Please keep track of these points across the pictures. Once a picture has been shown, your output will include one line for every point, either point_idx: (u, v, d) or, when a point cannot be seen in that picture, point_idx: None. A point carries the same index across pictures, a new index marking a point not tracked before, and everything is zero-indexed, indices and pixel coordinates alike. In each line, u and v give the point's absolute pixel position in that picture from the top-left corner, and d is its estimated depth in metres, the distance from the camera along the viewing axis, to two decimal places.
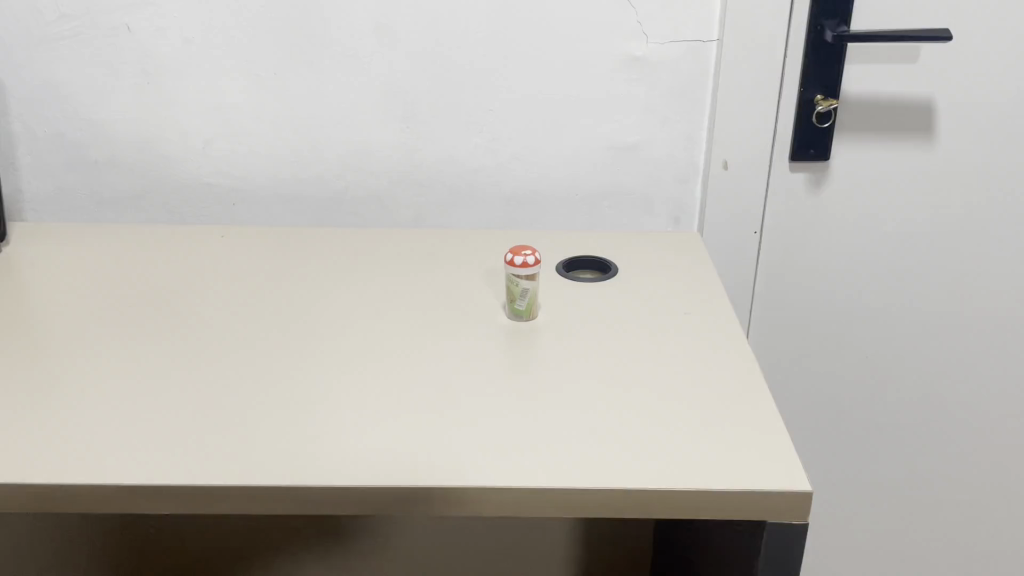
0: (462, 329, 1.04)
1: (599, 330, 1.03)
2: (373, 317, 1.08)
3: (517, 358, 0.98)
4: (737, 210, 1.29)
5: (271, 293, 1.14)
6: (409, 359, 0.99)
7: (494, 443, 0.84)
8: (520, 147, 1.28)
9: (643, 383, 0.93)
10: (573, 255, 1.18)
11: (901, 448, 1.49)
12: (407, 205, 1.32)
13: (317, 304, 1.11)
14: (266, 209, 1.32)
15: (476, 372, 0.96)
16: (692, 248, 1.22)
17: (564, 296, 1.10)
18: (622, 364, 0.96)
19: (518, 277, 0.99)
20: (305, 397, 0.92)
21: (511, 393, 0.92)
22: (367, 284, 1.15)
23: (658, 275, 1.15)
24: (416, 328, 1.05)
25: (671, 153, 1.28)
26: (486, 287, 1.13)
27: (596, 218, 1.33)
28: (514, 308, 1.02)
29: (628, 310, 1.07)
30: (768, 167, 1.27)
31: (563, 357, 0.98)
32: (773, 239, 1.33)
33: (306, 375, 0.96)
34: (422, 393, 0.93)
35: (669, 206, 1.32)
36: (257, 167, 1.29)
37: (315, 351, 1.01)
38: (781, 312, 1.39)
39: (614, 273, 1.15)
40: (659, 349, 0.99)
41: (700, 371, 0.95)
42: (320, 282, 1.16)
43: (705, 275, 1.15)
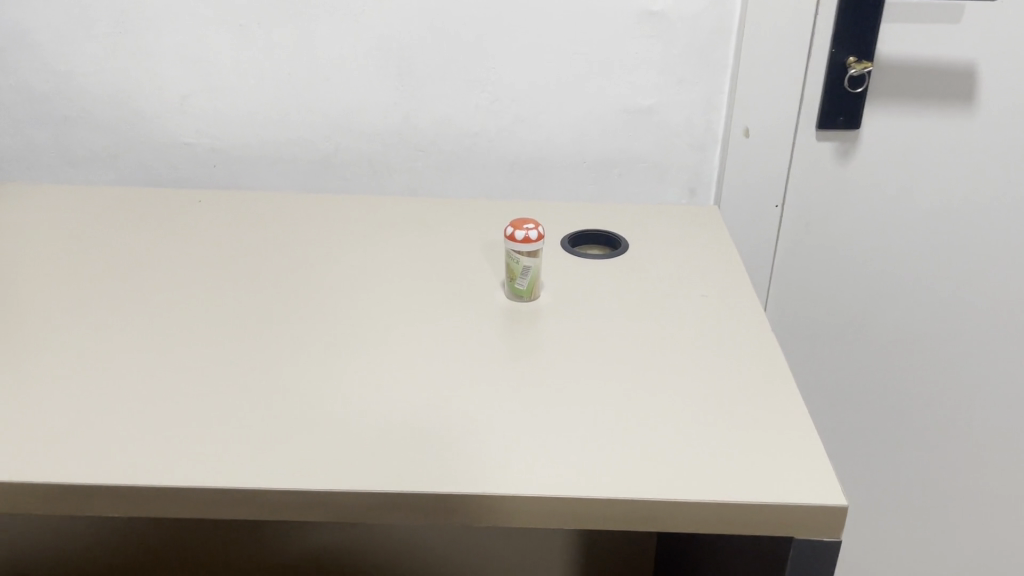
0: (456, 307, 0.96)
1: (606, 313, 0.94)
2: (362, 292, 0.99)
3: (516, 341, 0.90)
4: (757, 181, 1.20)
5: (251, 264, 1.05)
6: (397, 338, 0.91)
7: (488, 437, 0.76)
8: (524, 110, 1.18)
9: (652, 374, 0.84)
10: (581, 229, 1.09)
11: (922, 435, 1.41)
12: (402, 171, 1.23)
13: (303, 277, 1.02)
14: (251, 171, 1.23)
15: (470, 356, 0.88)
16: (710, 223, 1.12)
17: (569, 273, 1.01)
18: (631, 351, 0.88)
19: (517, 254, 0.88)
20: (283, 380, 0.84)
21: (508, 380, 0.84)
22: (355, 257, 1.06)
23: (671, 252, 1.06)
24: (407, 305, 0.97)
25: (688, 117, 1.18)
26: (482, 262, 1.04)
27: (605, 187, 1.24)
28: (513, 287, 0.90)
29: (638, 290, 0.98)
30: (793, 136, 1.17)
31: (566, 342, 0.90)
32: (795, 213, 1.24)
33: (285, 355, 0.88)
34: (409, 378, 0.84)
35: (684, 175, 1.23)
36: (240, 126, 1.19)
37: (296, 327, 0.93)
38: (800, 291, 1.31)
39: (624, 248, 1.06)
40: (671, 336, 0.90)
41: (717, 363, 0.86)
42: (306, 254, 1.07)
43: (723, 254, 1.05)
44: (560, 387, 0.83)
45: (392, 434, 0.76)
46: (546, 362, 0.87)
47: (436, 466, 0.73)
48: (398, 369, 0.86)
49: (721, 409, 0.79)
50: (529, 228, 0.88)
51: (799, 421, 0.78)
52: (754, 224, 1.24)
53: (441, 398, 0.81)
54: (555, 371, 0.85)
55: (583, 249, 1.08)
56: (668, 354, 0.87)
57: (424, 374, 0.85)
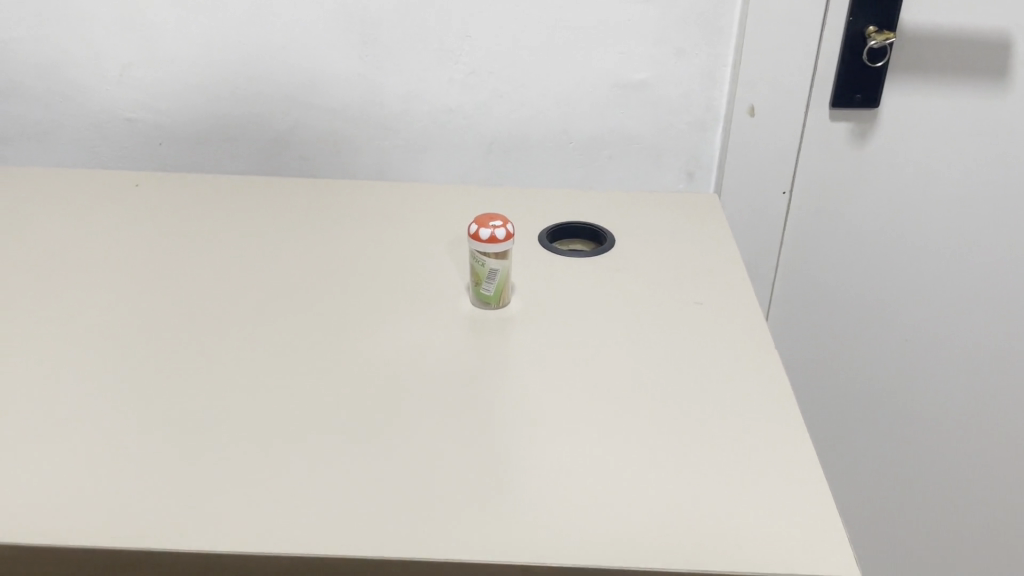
0: (419, 310, 0.85)
1: (586, 320, 0.83)
2: (312, 290, 0.88)
3: (482, 353, 0.79)
4: (763, 165, 1.08)
5: (192, 255, 0.94)
6: (349, 345, 0.80)
7: (445, 474, 0.65)
8: (503, 84, 1.06)
9: (638, 397, 0.73)
10: (561, 221, 0.97)
11: (935, 443, 1.31)
12: (367, 151, 1.11)
13: (248, 271, 0.91)
14: (201, 150, 1.11)
15: (430, 368, 0.76)
16: (707, 214, 1.01)
17: (546, 274, 0.90)
18: (614, 367, 0.77)
19: (483, 255, 0.76)
20: (215, 393, 0.73)
21: (473, 399, 0.73)
22: (307, 249, 0.95)
23: (664, 249, 0.94)
24: (362, 305, 0.86)
25: (686, 93, 1.06)
26: (449, 259, 0.93)
27: (594, 170, 1.12)
28: (479, 294, 0.77)
29: (622, 294, 0.87)
30: (803, 114, 1.05)
31: (540, 355, 0.79)
32: (804, 201, 1.12)
33: (221, 363, 0.77)
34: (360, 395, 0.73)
35: (682, 158, 1.11)
36: (187, 100, 1.07)
37: (236, 330, 0.82)
38: (807, 283, 1.19)
39: (609, 243, 0.94)
40: (660, 352, 0.79)
41: (712, 386, 0.75)
42: (252, 245, 0.95)
43: (722, 250, 0.94)
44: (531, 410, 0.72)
45: (330, 468, 0.66)
46: (516, 378, 0.75)
47: (381, 510, 0.62)
48: (347, 383, 0.75)
49: (717, 446, 0.69)
50: (497, 226, 0.75)
51: (806, 466, 0.67)
52: (758, 212, 1.12)
53: (393, 420, 0.70)
54: (526, 389, 0.74)
55: (564, 247, 0.97)
56: (656, 373, 0.76)
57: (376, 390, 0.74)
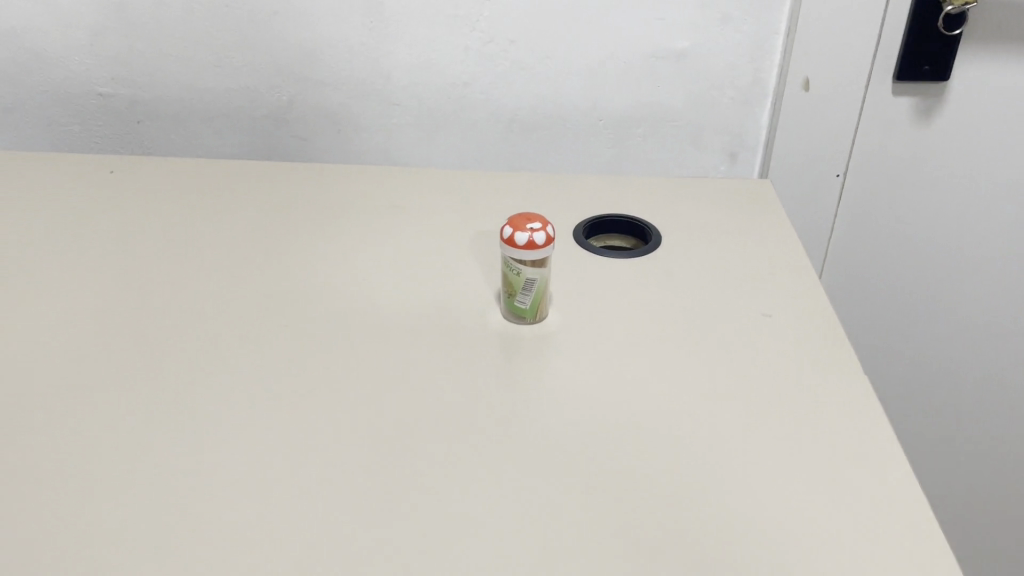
0: (439, 313, 0.73)
1: (634, 324, 0.72)
2: (316, 289, 0.76)
3: (517, 362, 0.67)
4: (817, 142, 0.97)
5: (175, 249, 0.82)
6: (359, 354, 0.68)
7: (479, 515, 0.54)
8: (525, 54, 0.93)
9: (702, 411, 0.62)
10: (599, 215, 0.85)
11: (987, 441, 1.21)
12: (371, 131, 0.99)
13: (242, 267, 0.79)
14: (186, 129, 0.99)
15: (456, 381, 0.65)
16: (760, 203, 0.90)
17: (584, 273, 0.79)
18: (671, 376, 0.66)
19: (519, 262, 0.64)
20: (204, 414, 0.62)
21: (507, 418, 0.62)
22: (309, 243, 0.83)
23: (713, 245, 0.83)
24: (373, 306, 0.74)
25: (731, 65, 0.94)
26: (470, 255, 0.81)
27: (626, 150, 1.01)
28: (513, 306, 0.66)
29: (672, 295, 0.76)
30: (864, 89, 0.93)
31: (583, 363, 0.67)
32: (859, 183, 1.01)
33: (211, 377, 0.66)
34: (372, 416, 0.62)
35: (724, 137, 0.99)
36: (167, 73, 0.95)
37: (228, 336, 0.70)
38: (857, 270, 1.08)
39: (654, 242, 0.82)
40: (723, 358, 0.68)
41: (787, 399, 0.64)
42: (246, 238, 0.84)
43: (779, 245, 0.83)
44: (576, 428, 0.61)
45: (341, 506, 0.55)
46: (557, 392, 0.64)
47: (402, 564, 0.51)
48: (358, 400, 0.63)
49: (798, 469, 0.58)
50: (535, 229, 0.63)
51: (909, 491, 0.56)
52: (807, 194, 1.01)
53: (414, 447, 0.59)
54: (570, 404, 0.63)
55: (601, 246, 0.85)
56: (721, 384, 0.65)
57: (394, 408, 0.63)
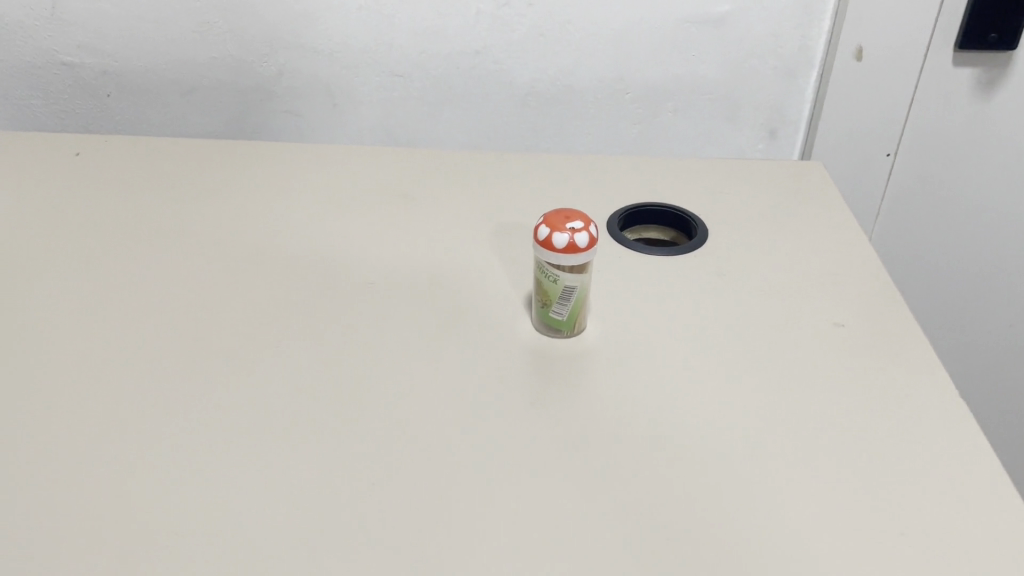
0: (458, 311, 0.63)
1: (682, 322, 0.62)
2: (318, 282, 0.67)
3: (552, 366, 0.57)
4: (865, 115, 0.88)
5: (152, 237, 0.72)
6: (368, 356, 0.59)
7: (522, 553, 0.45)
8: (543, 19, 0.82)
9: (774, 422, 0.53)
10: (637, 203, 0.75)
11: None
12: (370, 106, 0.89)
13: (230, 257, 0.70)
14: (164, 104, 0.89)
15: (484, 388, 0.56)
16: (809, 181, 0.80)
17: (622, 262, 0.69)
18: (732, 381, 0.57)
19: (556, 267, 0.54)
20: (189, 428, 0.53)
21: (546, 431, 0.52)
22: (307, 229, 0.73)
23: (763, 230, 0.73)
24: (382, 301, 0.64)
25: (774, 32, 0.84)
26: (490, 245, 0.71)
27: (655, 125, 0.91)
28: (547, 317, 0.57)
29: (724, 285, 0.66)
30: (921, 59, 0.83)
31: (628, 365, 0.58)
32: (911, 155, 0.91)
33: (195, 382, 0.56)
34: (388, 428, 0.53)
35: (763, 111, 0.90)
36: (140, 41, 0.84)
37: (214, 336, 0.61)
38: (901, 249, 1.00)
39: (700, 237, 0.72)
40: (790, 359, 0.59)
41: (869, 403, 0.55)
42: (234, 224, 0.74)
43: (837, 229, 0.73)
44: (628, 446, 0.52)
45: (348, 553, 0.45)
46: (601, 401, 0.55)
47: None
48: (370, 412, 0.54)
49: (895, 486, 0.49)
50: (577, 228, 0.53)
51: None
52: (849, 169, 0.92)
53: (440, 467, 0.50)
54: (618, 415, 0.54)
55: (635, 241, 0.75)
56: (790, 388, 0.56)
57: (413, 420, 0.53)
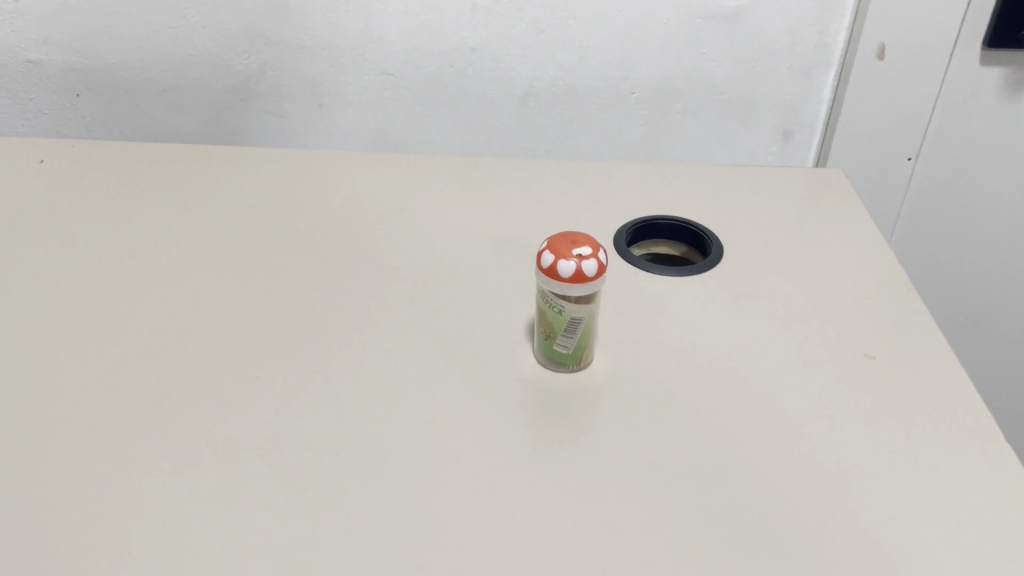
0: (452, 326, 0.58)
1: (698, 340, 0.57)
2: (299, 293, 0.61)
3: (560, 396, 0.52)
4: (887, 116, 0.82)
5: (119, 243, 0.66)
6: (353, 375, 0.53)
7: None
8: (543, 15, 0.77)
9: (804, 458, 0.48)
10: (647, 217, 0.69)
11: None
12: (359, 106, 0.83)
13: (205, 264, 0.64)
14: (138, 103, 0.83)
15: (482, 415, 0.50)
16: (830, 186, 0.75)
17: (633, 272, 0.63)
18: (756, 409, 0.51)
19: (560, 298, 0.49)
20: (151, 457, 0.47)
21: (552, 466, 0.47)
22: (289, 238, 0.67)
23: (782, 239, 0.68)
24: (369, 315, 0.59)
25: (791, 29, 0.78)
26: (487, 256, 0.66)
27: (662, 125, 0.85)
28: (550, 349, 0.52)
29: (745, 300, 0.61)
30: (947, 57, 0.78)
31: (641, 390, 0.53)
32: (935, 155, 0.86)
33: (160, 403, 0.51)
34: (375, 460, 0.47)
35: (778, 111, 0.84)
36: (111, 36, 0.78)
37: (183, 351, 0.55)
38: (921, 253, 0.95)
39: (716, 254, 0.65)
40: (818, 383, 0.53)
41: (908, 434, 0.50)
42: (210, 231, 0.68)
43: (862, 238, 0.68)
44: (643, 482, 0.46)
45: None
46: (612, 432, 0.49)
47: None
48: (355, 440, 0.48)
49: (940, 534, 0.43)
50: (584, 255, 0.48)
51: None
52: (867, 171, 0.87)
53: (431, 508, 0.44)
54: (632, 448, 0.48)
55: (644, 257, 0.69)
56: (819, 417, 0.51)
57: (403, 450, 0.48)
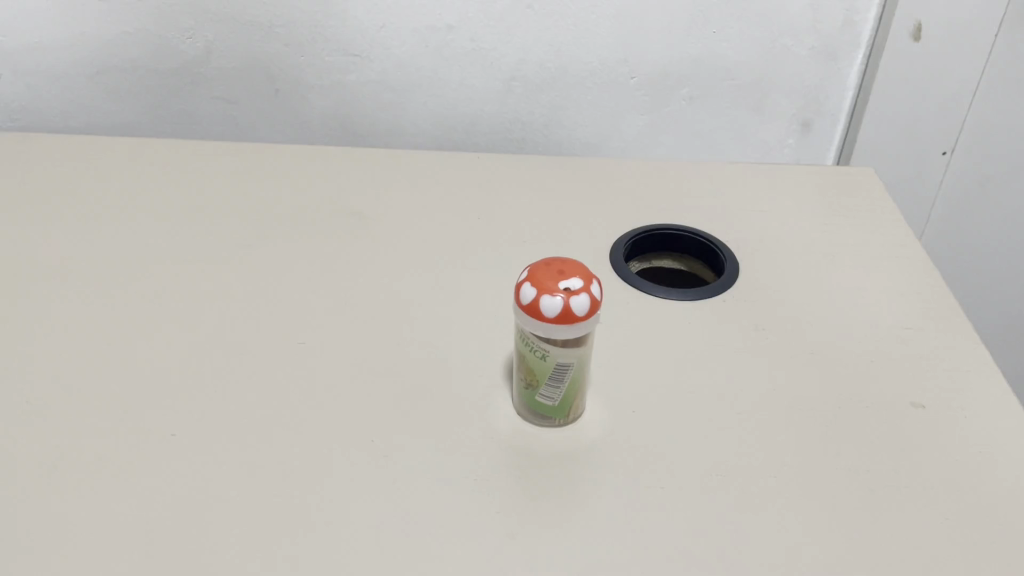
0: (418, 361, 0.48)
1: (709, 379, 0.48)
2: (238, 316, 0.51)
3: (545, 459, 0.43)
4: (920, 104, 0.73)
5: (27, 250, 0.56)
6: (297, 425, 0.44)
7: None
8: None
9: (844, 539, 0.40)
10: (646, 225, 0.60)
11: None
12: (321, 91, 0.73)
13: (131, 278, 0.54)
14: (70, 87, 0.72)
15: (449, 482, 0.41)
16: (859, 184, 0.65)
17: (633, 293, 0.54)
18: (782, 472, 0.43)
19: (544, 341, 0.40)
20: (41, 534, 0.38)
21: (536, 551, 0.39)
22: (233, 246, 0.58)
23: (806, 249, 0.58)
24: (318, 345, 0.49)
25: (814, 5, 0.68)
26: (464, 269, 0.57)
27: (666, 115, 0.75)
28: (532, 400, 0.43)
29: (765, 328, 0.51)
30: (992, 38, 0.68)
31: (643, 446, 0.44)
32: (971, 148, 0.76)
33: (58, 460, 0.42)
34: (321, 541, 0.39)
35: (796, 99, 0.75)
36: (33, 10, 0.68)
37: (94, 389, 0.46)
38: (951, 254, 0.85)
39: (730, 267, 0.56)
40: (855, 438, 0.45)
41: (967, 508, 0.41)
42: (141, 237, 0.58)
43: (899, 248, 0.58)
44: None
45: None
46: (609, 502, 0.41)
47: None
48: (297, 514, 0.40)
49: None
50: (573, 289, 0.39)
51: None
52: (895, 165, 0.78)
53: None
54: (634, 524, 0.40)
55: (643, 272, 0.60)
56: (859, 482, 0.42)
57: (355, 527, 0.39)
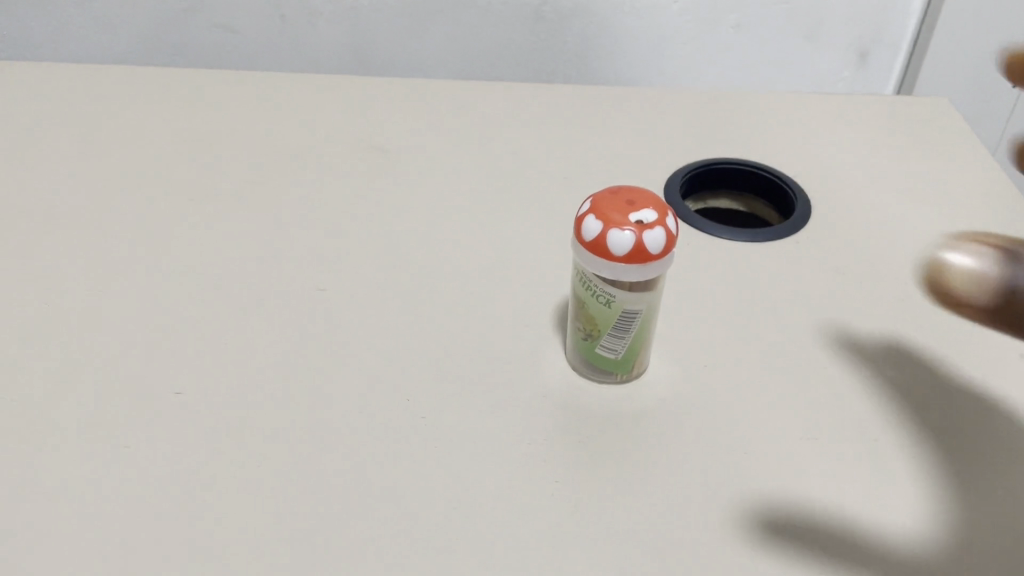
0: (457, 309, 0.43)
1: (787, 329, 0.42)
2: (252, 258, 0.46)
3: (607, 412, 0.37)
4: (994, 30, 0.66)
5: (10, 187, 0.50)
6: (323, 377, 0.39)
7: None
8: None
9: (966, 500, 0.34)
10: (702, 160, 0.54)
11: None
12: (335, 19, 0.66)
13: (132, 218, 0.48)
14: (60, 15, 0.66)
15: (500, 441, 0.36)
16: (933, 117, 0.59)
17: (693, 233, 0.48)
18: (884, 427, 0.37)
19: (609, 284, 0.34)
20: (31, 501, 0.33)
21: (606, 512, 0.33)
22: (243, 182, 0.52)
23: (881, 186, 0.52)
24: (342, 289, 0.43)
25: None
26: (501, 208, 0.51)
27: (711, 45, 0.69)
28: (592, 353, 0.38)
29: (842, 271, 0.46)
30: None
31: (720, 403, 0.38)
32: None
33: (47, 420, 0.36)
34: (354, 506, 0.33)
35: (855, 25, 0.68)
36: None
37: (92, 337, 0.40)
38: None
39: (800, 205, 0.51)
40: (967, 390, 0.39)
41: None
42: (142, 172, 0.52)
43: (987, 185, 0.52)
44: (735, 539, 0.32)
45: None
46: (687, 465, 0.35)
47: None
48: (326, 476, 0.34)
49: None
50: (646, 223, 0.33)
51: None
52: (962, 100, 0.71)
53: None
54: (719, 489, 0.34)
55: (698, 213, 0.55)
56: (968, 429, 0.37)
57: (396, 492, 0.34)
